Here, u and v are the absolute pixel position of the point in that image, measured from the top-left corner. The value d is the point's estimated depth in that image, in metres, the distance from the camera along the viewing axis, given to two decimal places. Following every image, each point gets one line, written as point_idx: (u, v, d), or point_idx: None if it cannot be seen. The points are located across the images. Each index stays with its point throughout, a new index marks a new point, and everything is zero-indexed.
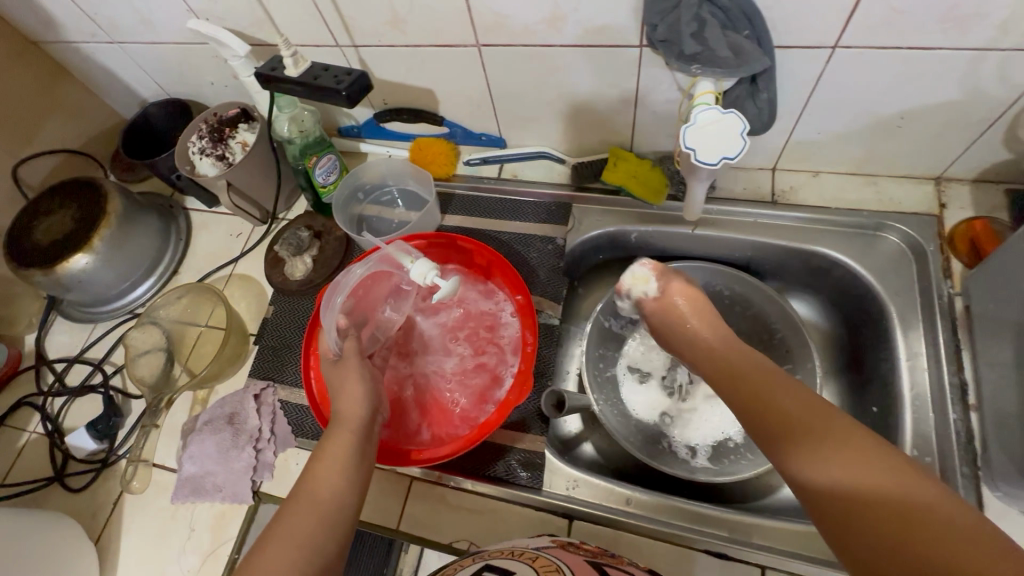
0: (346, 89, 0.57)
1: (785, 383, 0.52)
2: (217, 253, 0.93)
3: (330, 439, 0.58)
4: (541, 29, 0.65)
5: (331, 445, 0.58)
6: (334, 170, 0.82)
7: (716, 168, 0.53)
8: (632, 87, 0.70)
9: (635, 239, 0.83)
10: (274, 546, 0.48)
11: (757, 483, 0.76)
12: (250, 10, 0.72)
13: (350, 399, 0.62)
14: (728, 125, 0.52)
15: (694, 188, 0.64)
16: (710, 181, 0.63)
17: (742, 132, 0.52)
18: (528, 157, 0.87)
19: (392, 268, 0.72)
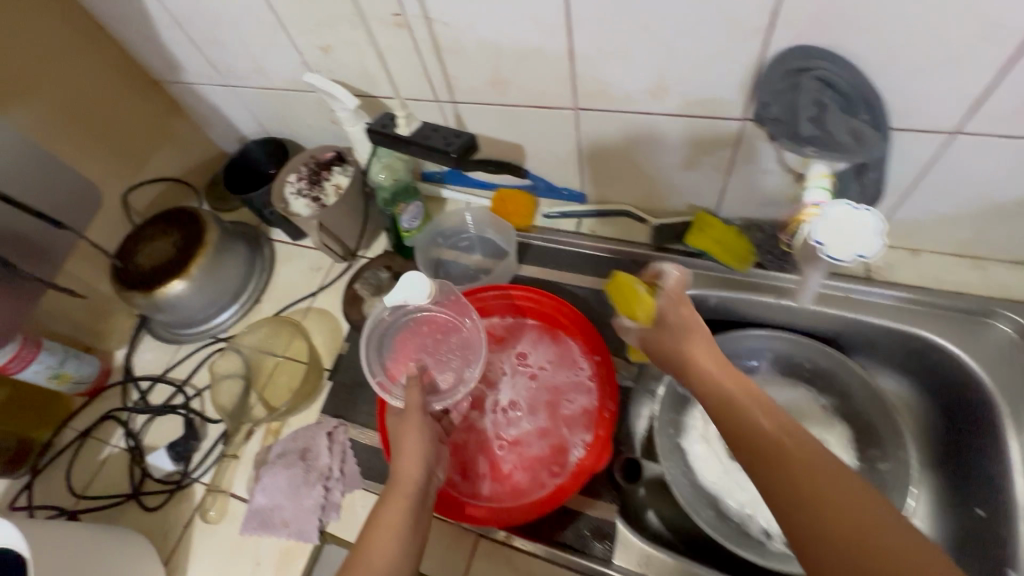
0: (456, 150, 0.61)
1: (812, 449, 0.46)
2: (299, 285, 0.96)
3: (387, 505, 0.58)
4: (642, 98, 0.66)
5: (388, 512, 0.57)
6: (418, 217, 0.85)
7: (849, 265, 0.51)
8: (727, 157, 0.70)
9: (716, 304, 0.81)
10: None
11: None
12: (361, 66, 0.76)
13: (409, 463, 0.61)
14: (865, 223, 0.51)
15: (810, 275, 0.63)
16: (826, 270, 0.62)
17: (879, 231, 0.51)
18: (609, 214, 0.87)
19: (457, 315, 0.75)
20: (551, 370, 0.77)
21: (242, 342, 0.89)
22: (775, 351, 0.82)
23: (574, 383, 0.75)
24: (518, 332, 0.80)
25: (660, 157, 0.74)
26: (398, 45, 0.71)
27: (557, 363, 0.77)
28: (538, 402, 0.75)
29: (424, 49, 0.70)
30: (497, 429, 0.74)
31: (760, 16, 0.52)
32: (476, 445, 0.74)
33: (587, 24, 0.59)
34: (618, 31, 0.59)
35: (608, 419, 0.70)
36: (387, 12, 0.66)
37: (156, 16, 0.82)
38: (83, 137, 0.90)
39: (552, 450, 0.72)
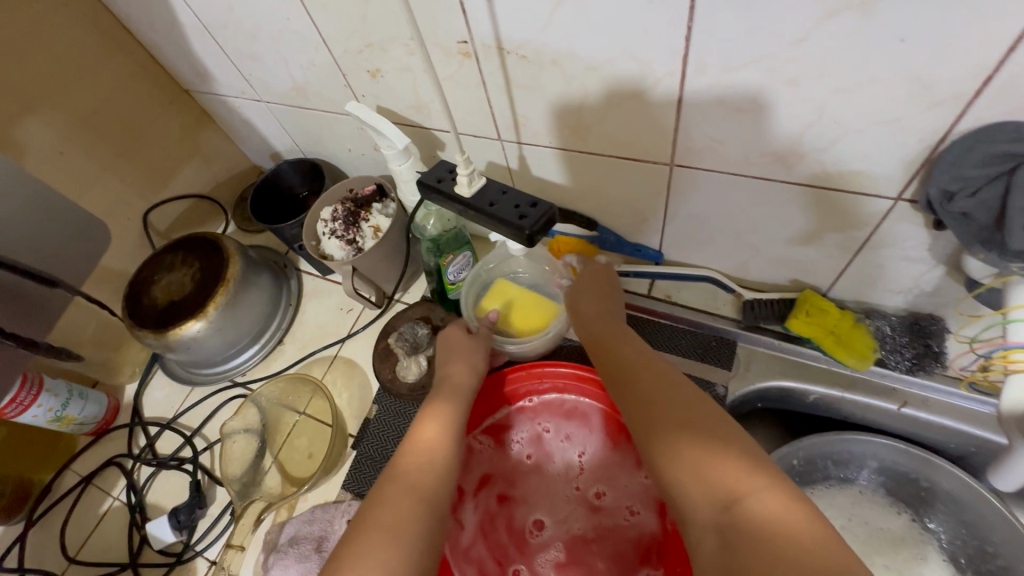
0: (529, 231, 0.49)
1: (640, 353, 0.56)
2: (325, 328, 0.86)
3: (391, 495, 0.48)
4: (762, 163, 0.52)
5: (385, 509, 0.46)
6: (468, 268, 0.74)
7: None
8: (862, 237, 0.55)
9: (814, 401, 0.68)
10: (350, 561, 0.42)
11: None
12: (414, 94, 0.65)
13: (421, 453, 0.52)
14: None
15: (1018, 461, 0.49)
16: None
17: None
18: (688, 279, 0.74)
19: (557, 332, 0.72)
20: (617, 479, 0.65)
21: (261, 393, 0.79)
22: (881, 461, 0.67)
23: (644, 499, 0.63)
24: (582, 423, 0.67)
25: (769, 228, 0.60)
26: (461, 75, 0.59)
27: (627, 471, 0.65)
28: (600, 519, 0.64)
29: (491, 82, 0.58)
30: (537, 535, 0.64)
31: (967, 81, 0.38)
32: (510, 553, 0.64)
33: (710, 71, 0.46)
34: (752, 82, 0.45)
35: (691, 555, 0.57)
36: (451, 38, 0.55)
37: (186, 22, 0.72)
38: (103, 152, 0.81)
39: None
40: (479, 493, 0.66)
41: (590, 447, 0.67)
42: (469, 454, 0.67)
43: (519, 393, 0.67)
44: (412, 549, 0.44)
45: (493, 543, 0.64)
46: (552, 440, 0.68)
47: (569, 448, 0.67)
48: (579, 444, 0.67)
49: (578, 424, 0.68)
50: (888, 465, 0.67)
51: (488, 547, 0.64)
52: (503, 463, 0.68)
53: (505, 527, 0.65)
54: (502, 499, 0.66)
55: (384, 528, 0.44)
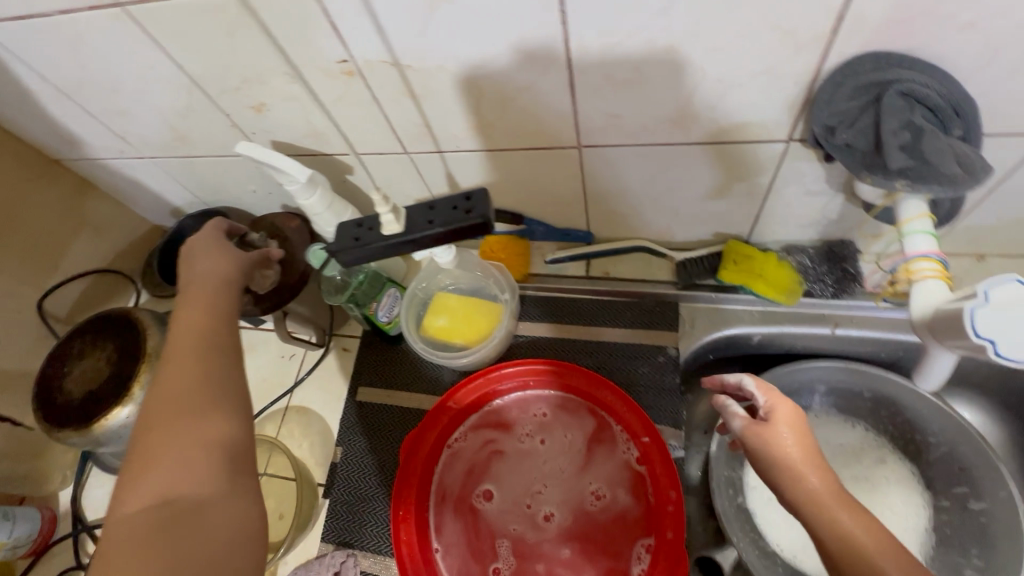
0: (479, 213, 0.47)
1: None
2: (269, 380, 0.81)
3: (184, 314, 0.48)
4: (662, 129, 0.54)
5: (170, 397, 0.41)
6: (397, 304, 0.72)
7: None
8: (765, 182, 0.58)
9: (759, 342, 0.71)
10: (159, 399, 0.41)
11: None
12: (307, 123, 0.62)
13: (203, 271, 0.53)
14: None
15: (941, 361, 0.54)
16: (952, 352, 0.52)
17: None
18: (621, 252, 0.76)
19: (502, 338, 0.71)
20: (593, 461, 0.65)
21: None
22: (827, 383, 0.72)
23: (625, 473, 0.63)
24: (551, 416, 0.68)
25: (683, 189, 0.62)
26: (349, 95, 0.56)
27: (601, 452, 0.65)
28: (586, 505, 0.63)
29: (382, 96, 0.56)
30: (523, 534, 0.62)
31: (823, 22, 0.40)
32: (498, 560, 0.61)
33: (591, 50, 0.46)
34: (633, 54, 0.46)
35: (675, 519, 0.57)
36: (330, 59, 0.52)
37: (35, 89, 0.65)
38: None
39: (612, 562, 0.59)
40: (458, 506, 0.64)
41: (566, 433, 0.66)
42: (446, 469, 0.66)
43: (484, 397, 0.68)
44: (222, 350, 0.45)
45: (482, 557, 0.62)
46: (529, 435, 0.67)
47: (546, 439, 0.67)
48: (555, 432, 0.67)
49: (544, 417, 0.68)
50: (836, 384, 0.71)
51: (479, 561, 0.62)
52: (480, 471, 0.66)
53: (493, 536, 0.63)
54: (483, 510, 0.64)
55: (181, 388, 0.42)
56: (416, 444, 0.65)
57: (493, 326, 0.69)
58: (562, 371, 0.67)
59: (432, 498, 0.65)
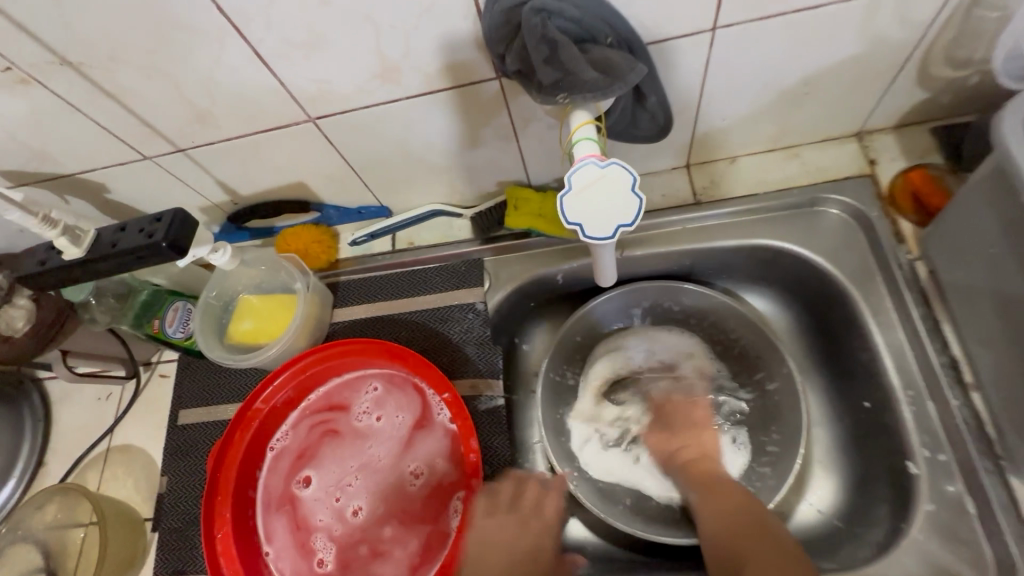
0: (165, 239, 0.47)
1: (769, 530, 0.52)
2: (87, 427, 0.76)
3: None
4: (378, 86, 0.53)
5: None
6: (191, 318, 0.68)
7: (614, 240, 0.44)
8: (506, 122, 0.59)
9: (564, 281, 0.74)
10: None
11: None
12: (20, 145, 0.57)
13: None
14: (612, 180, 0.43)
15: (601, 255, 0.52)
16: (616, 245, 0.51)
17: (631, 188, 0.43)
18: (421, 219, 0.75)
19: (299, 328, 0.68)
20: (412, 430, 0.64)
21: (32, 526, 0.69)
22: (643, 303, 0.73)
23: (440, 433, 0.63)
24: (368, 395, 0.66)
25: (438, 143, 0.62)
26: (42, 106, 0.52)
27: (419, 420, 0.64)
28: (408, 475, 0.63)
29: (79, 101, 0.52)
30: (352, 517, 0.62)
31: None
32: (330, 549, 0.60)
33: (253, 16, 0.45)
34: (297, 16, 0.45)
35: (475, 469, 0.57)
36: None
37: None
38: None
39: (436, 521, 0.60)
40: (285, 506, 0.62)
41: (385, 409, 0.65)
42: (269, 474, 0.64)
43: (294, 394, 0.65)
44: None
45: (311, 550, 0.61)
46: (348, 420, 0.65)
47: (367, 419, 0.65)
48: (374, 410, 0.65)
49: (361, 398, 0.66)
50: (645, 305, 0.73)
51: (307, 555, 0.60)
52: (303, 467, 0.64)
53: (321, 526, 0.62)
54: (310, 505, 0.62)
55: None
56: (224, 455, 0.61)
57: (297, 318, 0.68)
58: (364, 349, 0.65)
59: (257, 506, 0.63)
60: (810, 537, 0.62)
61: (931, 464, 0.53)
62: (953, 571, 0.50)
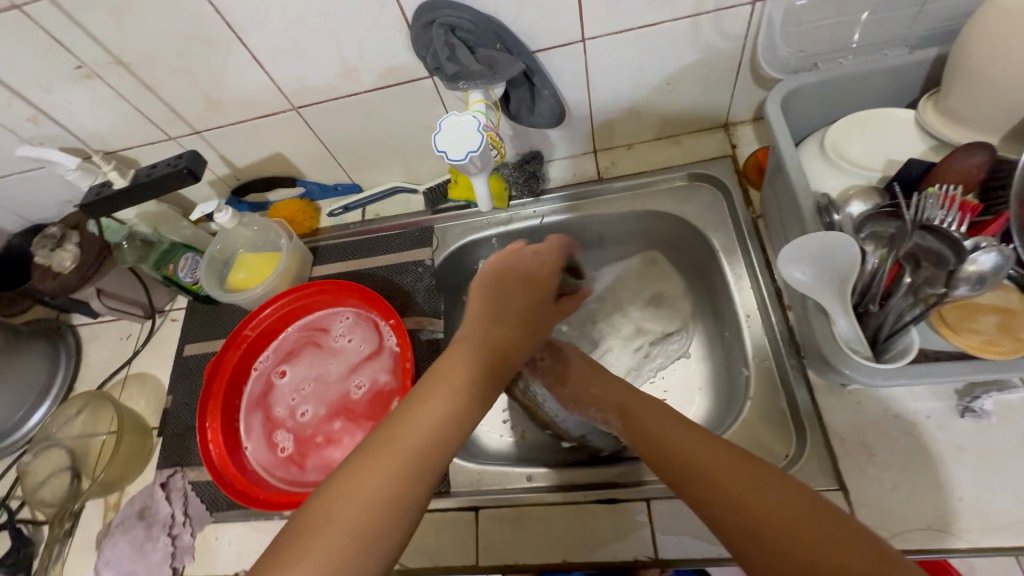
0: (187, 165, 0.63)
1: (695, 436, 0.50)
2: (110, 360, 0.93)
3: None
4: (341, 82, 0.72)
5: None
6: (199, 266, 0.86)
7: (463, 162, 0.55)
8: (442, 111, 0.78)
9: (499, 243, 0.90)
10: None
11: None
12: (79, 126, 0.77)
13: None
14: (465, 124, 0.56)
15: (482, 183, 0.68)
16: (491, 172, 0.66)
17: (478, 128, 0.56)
18: (385, 195, 0.94)
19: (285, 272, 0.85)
20: (369, 352, 0.80)
21: (60, 434, 0.85)
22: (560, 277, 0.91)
23: (390, 352, 0.78)
24: (336, 327, 0.83)
25: (392, 128, 0.81)
26: (98, 94, 0.72)
27: (374, 344, 0.80)
28: (361, 386, 0.78)
29: (125, 91, 0.72)
30: (317, 416, 0.78)
31: None
32: (297, 439, 0.76)
33: (250, 29, 0.64)
34: (280, 29, 0.65)
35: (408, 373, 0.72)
36: (67, 67, 0.68)
37: None
38: None
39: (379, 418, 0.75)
40: (266, 407, 0.79)
41: (351, 334, 0.82)
42: (257, 382, 0.81)
43: (279, 322, 0.82)
44: None
45: (281, 441, 0.77)
46: (321, 343, 0.82)
47: (335, 343, 0.82)
48: (342, 336, 0.82)
49: (332, 327, 0.83)
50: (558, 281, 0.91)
51: (278, 444, 0.76)
52: (283, 378, 0.81)
53: (291, 424, 0.78)
54: (285, 406, 0.79)
55: None
56: (219, 365, 0.78)
57: (283, 266, 0.85)
58: (334, 287, 0.82)
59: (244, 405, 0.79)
60: None
61: (759, 368, 0.68)
62: (768, 445, 0.64)
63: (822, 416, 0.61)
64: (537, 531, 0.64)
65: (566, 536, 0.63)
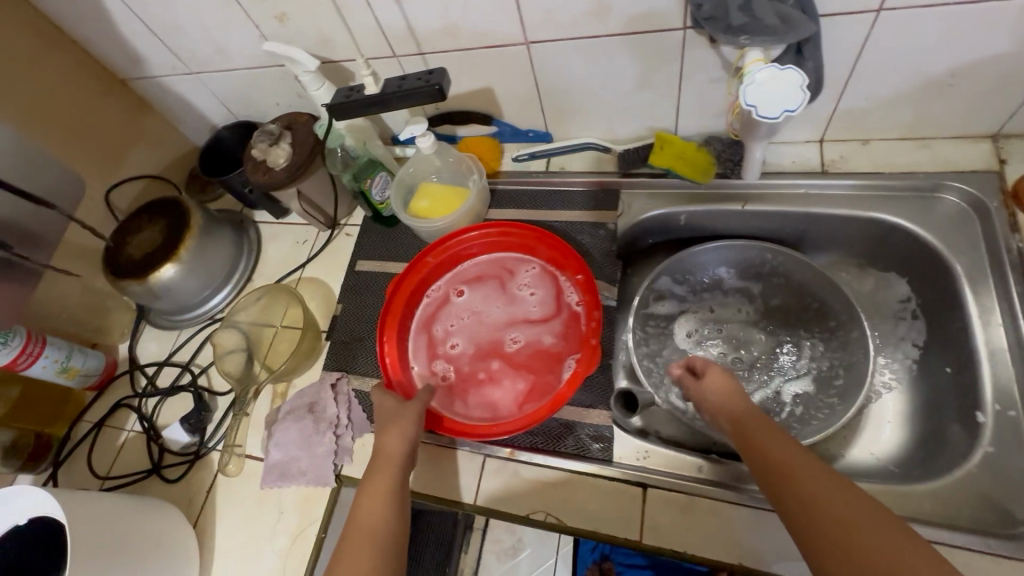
0: (439, 82, 0.62)
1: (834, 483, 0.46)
2: (287, 260, 0.99)
3: None
4: (588, 22, 0.69)
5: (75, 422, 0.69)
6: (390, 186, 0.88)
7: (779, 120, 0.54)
8: (677, 70, 0.73)
9: (685, 222, 0.85)
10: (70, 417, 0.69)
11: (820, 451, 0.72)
12: (317, 29, 0.79)
13: None
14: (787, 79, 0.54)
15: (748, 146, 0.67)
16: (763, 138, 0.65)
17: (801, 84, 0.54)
18: (574, 150, 0.90)
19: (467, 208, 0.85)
20: (541, 306, 0.79)
21: (240, 318, 0.91)
22: (740, 259, 0.83)
23: (567, 312, 0.77)
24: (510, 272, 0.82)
25: (615, 80, 0.77)
26: (347, 1, 0.73)
27: (551, 299, 0.79)
28: (529, 336, 0.78)
29: (374, 1, 0.72)
30: (479, 354, 0.78)
31: None
32: (458, 372, 0.77)
33: None
34: None
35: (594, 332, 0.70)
36: None
37: (113, 9, 0.83)
38: (60, 136, 0.91)
39: (548, 373, 0.74)
40: (431, 332, 0.80)
41: (527, 283, 0.81)
42: (427, 305, 0.82)
43: (460, 252, 0.82)
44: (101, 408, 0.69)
45: (441, 369, 0.78)
46: (495, 283, 0.82)
47: (509, 288, 0.81)
48: (517, 283, 0.81)
49: (509, 271, 0.82)
50: (736, 260, 0.83)
51: (438, 371, 0.77)
52: (452, 308, 0.82)
53: (451, 354, 0.78)
54: (448, 337, 0.80)
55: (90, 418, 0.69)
56: (400, 284, 0.79)
57: (469, 205, 0.85)
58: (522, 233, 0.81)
59: (413, 324, 0.81)
60: (860, 469, 0.70)
61: (999, 416, 0.60)
62: (1002, 503, 0.56)
63: None
64: (709, 524, 0.61)
65: (742, 536, 0.60)
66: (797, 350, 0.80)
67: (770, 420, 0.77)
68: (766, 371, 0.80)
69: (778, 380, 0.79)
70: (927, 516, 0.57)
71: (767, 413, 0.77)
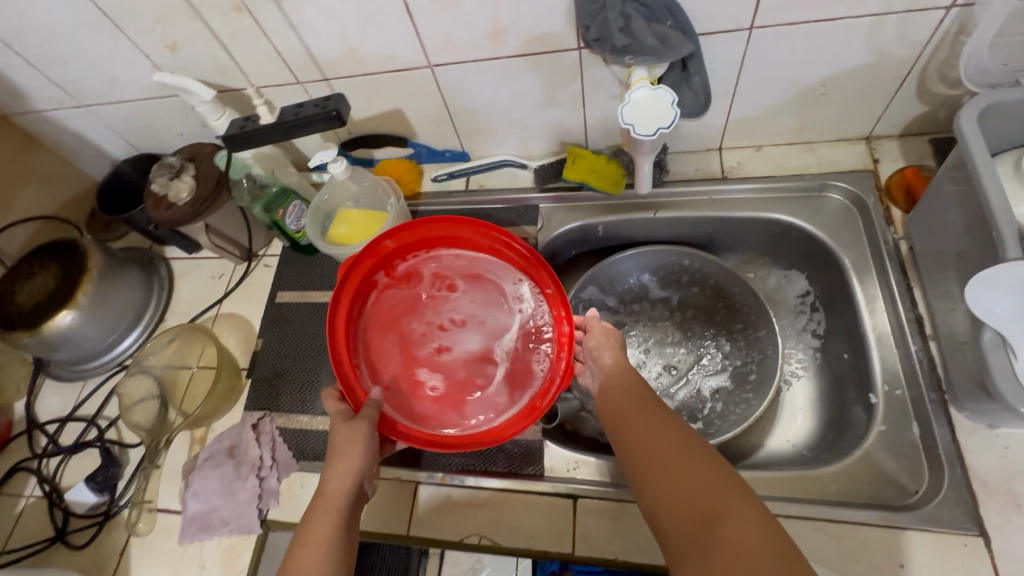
0: (336, 107, 0.61)
1: (677, 440, 0.50)
2: (203, 296, 0.94)
3: None
4: (486, 44, 0.70)
5: None
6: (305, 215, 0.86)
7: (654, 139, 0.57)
8: (578, 87, 0.75)
9: (603, 232, 0.87)
10: None
11: (741, 444, 0.76)
12: (213, 58, 0.76)
13: None
14: (659, 99, 0.57)
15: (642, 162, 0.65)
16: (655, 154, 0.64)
17: (672, 104, 0.57)
18: (492, 167, 0.91)
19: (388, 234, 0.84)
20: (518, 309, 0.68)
21: (153, 362, 0.86)
22: (655, 264, 0.86)
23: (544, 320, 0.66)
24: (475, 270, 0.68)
25: (521, 99, 0.79)
26: (241, 29, 0.71)
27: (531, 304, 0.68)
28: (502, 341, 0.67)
29: (269, 29, 0.71)
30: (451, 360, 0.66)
31: None
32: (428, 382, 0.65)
33: None
34: None
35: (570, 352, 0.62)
36: None
37: None
38: None
39: (524, 385, 0.64)
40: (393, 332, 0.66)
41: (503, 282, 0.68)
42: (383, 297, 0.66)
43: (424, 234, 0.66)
44: None
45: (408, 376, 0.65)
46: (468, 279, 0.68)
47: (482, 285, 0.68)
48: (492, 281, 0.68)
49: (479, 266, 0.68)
50: (653, 265, 0.86)
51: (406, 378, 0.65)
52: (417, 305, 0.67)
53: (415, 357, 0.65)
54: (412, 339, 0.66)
55: None
56: (350, 270, 0.62)
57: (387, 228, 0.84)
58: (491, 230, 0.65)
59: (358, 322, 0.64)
60: (777, 457, 0.74)
61: (889, 396, 0.65)
62: (897, 477, 0.61)
63: (963, 456, 0.58)
64: (638, 528, 0.62)
65: None
66: (714, 347, 0.84)
67: (694, 418, 0.80)
68: (687, 370, 0.83)
69: (696, 377, 0.82)
70: (833, 497, 0.61)
71: (691, 411, 0.80)
